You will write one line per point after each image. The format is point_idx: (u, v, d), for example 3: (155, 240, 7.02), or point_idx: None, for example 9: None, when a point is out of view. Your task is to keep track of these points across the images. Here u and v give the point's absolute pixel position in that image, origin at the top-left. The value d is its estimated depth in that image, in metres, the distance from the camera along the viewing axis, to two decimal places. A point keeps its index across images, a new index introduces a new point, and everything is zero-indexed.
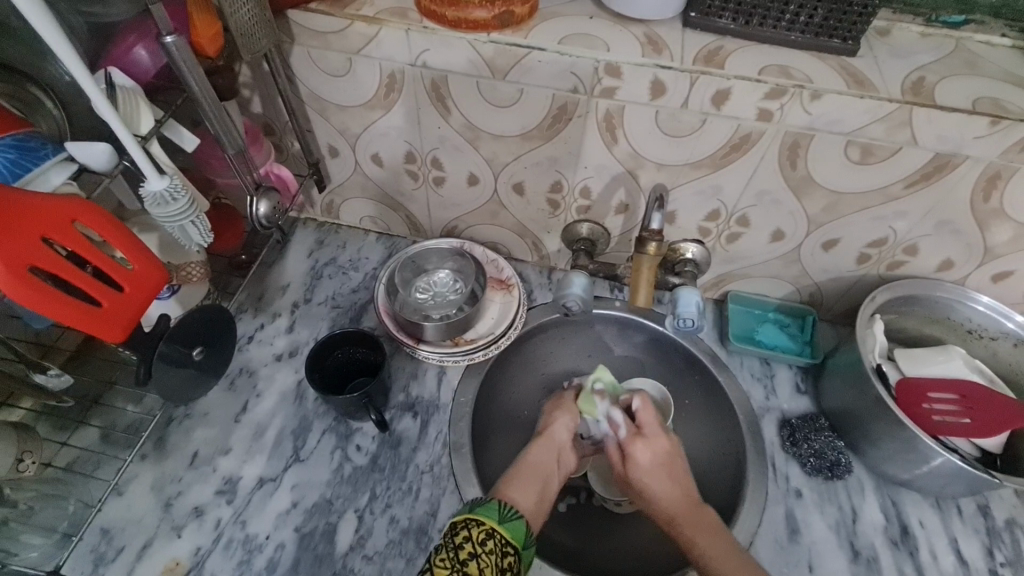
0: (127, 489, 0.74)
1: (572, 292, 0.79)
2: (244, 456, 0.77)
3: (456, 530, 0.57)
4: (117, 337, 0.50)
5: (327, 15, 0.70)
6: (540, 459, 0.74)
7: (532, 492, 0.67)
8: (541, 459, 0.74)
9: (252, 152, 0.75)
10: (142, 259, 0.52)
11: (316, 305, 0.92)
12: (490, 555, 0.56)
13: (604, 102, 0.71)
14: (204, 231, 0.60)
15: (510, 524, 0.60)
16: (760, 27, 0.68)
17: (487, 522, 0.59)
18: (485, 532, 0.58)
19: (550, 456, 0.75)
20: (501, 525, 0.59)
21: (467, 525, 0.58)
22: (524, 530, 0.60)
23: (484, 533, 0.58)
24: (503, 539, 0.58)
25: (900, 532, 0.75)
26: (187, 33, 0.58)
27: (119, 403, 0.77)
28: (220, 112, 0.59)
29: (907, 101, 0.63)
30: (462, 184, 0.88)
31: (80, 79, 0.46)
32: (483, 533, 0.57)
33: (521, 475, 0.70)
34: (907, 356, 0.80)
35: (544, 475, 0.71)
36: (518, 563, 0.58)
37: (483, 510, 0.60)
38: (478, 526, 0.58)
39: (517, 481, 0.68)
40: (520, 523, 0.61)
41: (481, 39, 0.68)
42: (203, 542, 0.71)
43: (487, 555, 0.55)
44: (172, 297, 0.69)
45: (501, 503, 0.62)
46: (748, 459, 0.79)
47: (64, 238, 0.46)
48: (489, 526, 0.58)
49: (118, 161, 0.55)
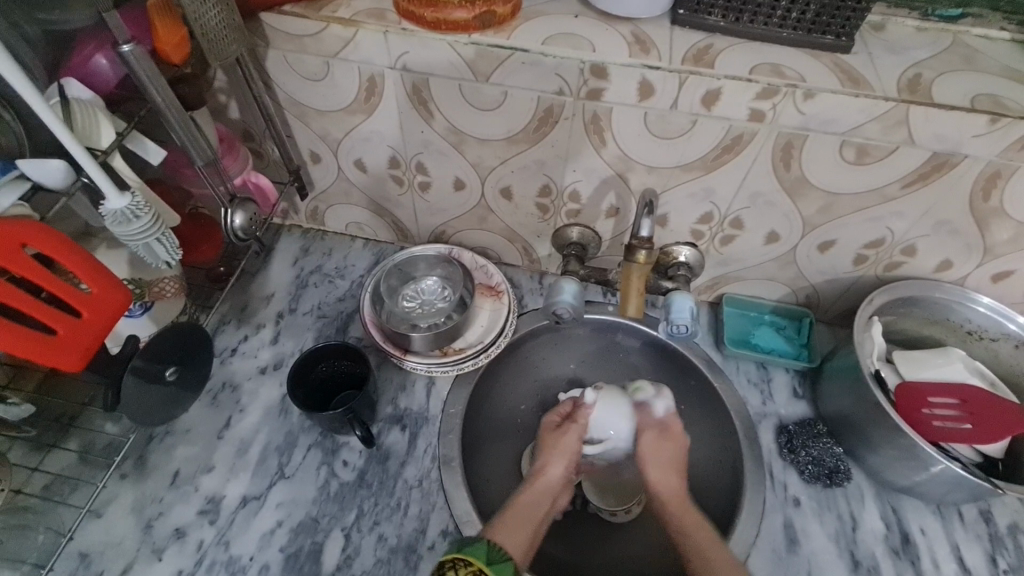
0: (106, 511, 0.71)
1: (562, 299, 0.77)
2: (228, 474, 0.75)
3: (443, 572, 0.57)
4: (75, 366, 0.48)
5: (301, 18, 0.67)
6: (530, 501, 0.71)
7: (523, 536, 0.65)
8: (532, 503, 0.70)
9: (227, 161, 0.73)
10: (103, 282, 0.50)
11: (301, 315, 0.89)
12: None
13: (590, 104, 0.68)
14: (172, 248, 0.58)
15: (499, 565, 0.59)
16: (750, 24, 0.66)
17: (475, 562, 0.58)
18: None
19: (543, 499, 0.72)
20: (489, 565, 0.58)
21: (455, 566, 0.58)
22: (513, 571, 0.59)
23: (471, 574, 0.57)
24: None
25: (901, 540, 0.73)
26: (150, 40, 0.56)
27: (97, 423, 0.75)
28: (186, 124, 0.56)
29: (903, 99, 0.61)
30: (449, 188, 0.85)
31: (28, 97, 0.44)
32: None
33: (513, 518, 0.67)
34: (905, 359, 0.78)
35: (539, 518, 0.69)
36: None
37: (472, 550, 0.60)
38: (465, 567, 0.58)
39: (509, 522, 0.66)
40: (510, 563, 0.60)
41: (462, 40, 0.66)
42: (184, 565, 0.69)
43: None
44: (145, 315, 0.67)
45: (491, 543, 0.61)
46: (745, 467, 0.78)
47: (14, 264, 0.44)
48: (476, 567, 0.58)
49: (74, 179, 0.53)
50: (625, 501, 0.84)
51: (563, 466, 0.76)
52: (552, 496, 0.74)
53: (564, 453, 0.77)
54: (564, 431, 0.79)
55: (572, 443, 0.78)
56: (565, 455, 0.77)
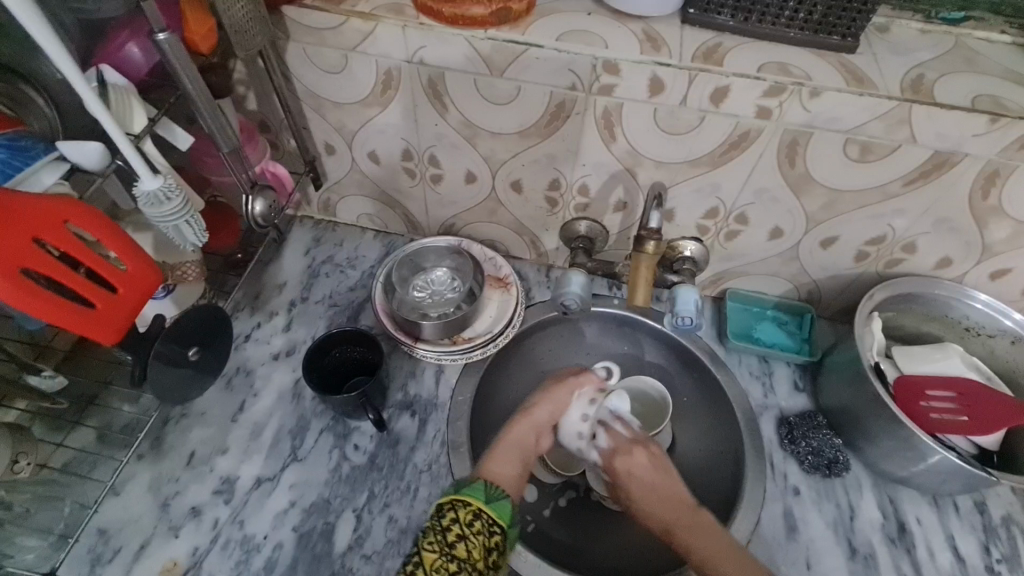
0: (124, 489, 0.73)
1: (570, 290, 0.79)
2: (242, 456, 0.77)
3: (442, 512, 0.59)
4: (111, 339, 0.51)
5: (322, 11, 0.69)
6: (520, 434, 0.75)
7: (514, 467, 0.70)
8: (522, 437, 0.75)
9: (247, 150, 0.75)
10: (138, 260, 0.53)
11: (313, 303, 0.91)
12: (477, 537, 0.58)
13: (602, 99, 0.70)
14: (199, 230, 0.60)
15: (495, 503, 0.62)
16: (759, 23, 0.67)
17: (473, 502, 0.61)
18: (472, 514, 0.60)
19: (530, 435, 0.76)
20: (487, 505, 0.61)
21: (454, 507, 0.60)
22: (510, 510, 0.62)
23: (470, 514, 0.60)
24: (490, 519, 0.60)
25: (897, 529, 0.75)
26: (181, 30, 0.59)
27: (115, 402, 0.77)
28: (214, 111, 0.58)
29: (906, 99, 0.63)
30: (460, 181, 0.87)
31: (72, 78, 0.46)
32: (469, 514, 0.59)
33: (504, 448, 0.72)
34: (905, 353, 0.80)
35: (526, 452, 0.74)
36: (505, 542, 0.60)
37: (470, 491, 0.62)
38: (464, 508, 0.60)
39: (501, 459, 0.71)
40: (506, 502, 0.63)
41: (479, 35, 0.68)
42: (200, 542, 0.70)
43: (473, 537, 0.58)
44: (168, 297, 0.69)
45: (488, 483, 0.64)
46: (746, 456, 0.79)
47: (58, 239, 0.47)
48: (475, 507, 0.60)
49: (110, 160, 0.55)
50: None
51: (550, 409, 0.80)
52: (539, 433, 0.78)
53: (554, 403, 0.81)
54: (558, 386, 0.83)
55: (564, 398, 0.82)
56: (554, 405, 0.81)
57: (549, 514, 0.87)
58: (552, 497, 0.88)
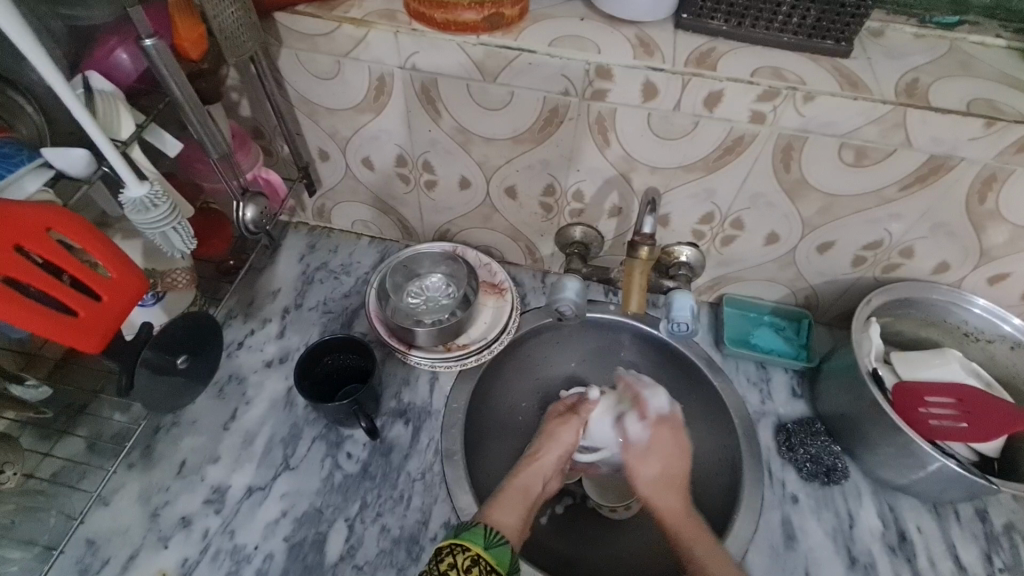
0: (114, 499, 0.73)
1: (565, 296, 0.78)
2: (233, 465, 0.76)
3: (440, 557, 0.59)
4: (93, 348, 0.50)
5: (314, 18, 0.69)
6: (528, 479, 0.76)
7: (517, 516, 0.69)
8: (527, 483, 0.75)
9: (239, 156, 0.75)
10: (124, 269, 0.52)
11: (307, 310, 0.91)
12: None
13: (595, 104, 0.70)
14: (187, 238, 0.60)
15: (496, 549, 0.61)
16: (752, 28, 0.67)
17: (472, 547, 0.60)
18: (471, 559, 0.59)
19: (538, 479, 0.77)
20: (487, 550, 0.60)
21: (453, 551, 0.59)
22: (510, 555, 0.61)
23: (469, 559, 0.59)
24: (489, 565, 0.59)
25: (897, 538, 0.74)
26: (171, 35, 0.58)
27: (105, 412, 0.76)
28: (203, 117, 0.58)
29: (900, 103, 0.63)
30: (455, 188, 0.87)
31: (56, 86, 0.46)
32: (468, 560, 0.59)
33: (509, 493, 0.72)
34: (903, 359, 0.79)
35: (529, 501, 0.72)
36: None
37: (469, 535, 0.61)
38: (463, 553, 0.59)
39: (502, 506, 0.69)
40: (507, 548, 0.62)
41: (471, 41, 0.67)
42: (190, 553, 0.70)
43: None
44: (157, 304, 0.69)
45: (488, 528, 0.63)
46: (744, 465, 0.79)
47: (39, 247, 0.46)
48: (474, 552, 0.59)
49: (96, 166, 0.55)
50: (625, 497, 0.86)
51: (556, 454, 0.80)
52: (547, 477, 0.78)
53: (560, 444, 0.81)
54: (563, 424, 0.84)
55: (568, 436, 0.82)
56: (559, 446, 0.81)
57: (546, 522, 0.85)
58: (550, 504, 0.87)
